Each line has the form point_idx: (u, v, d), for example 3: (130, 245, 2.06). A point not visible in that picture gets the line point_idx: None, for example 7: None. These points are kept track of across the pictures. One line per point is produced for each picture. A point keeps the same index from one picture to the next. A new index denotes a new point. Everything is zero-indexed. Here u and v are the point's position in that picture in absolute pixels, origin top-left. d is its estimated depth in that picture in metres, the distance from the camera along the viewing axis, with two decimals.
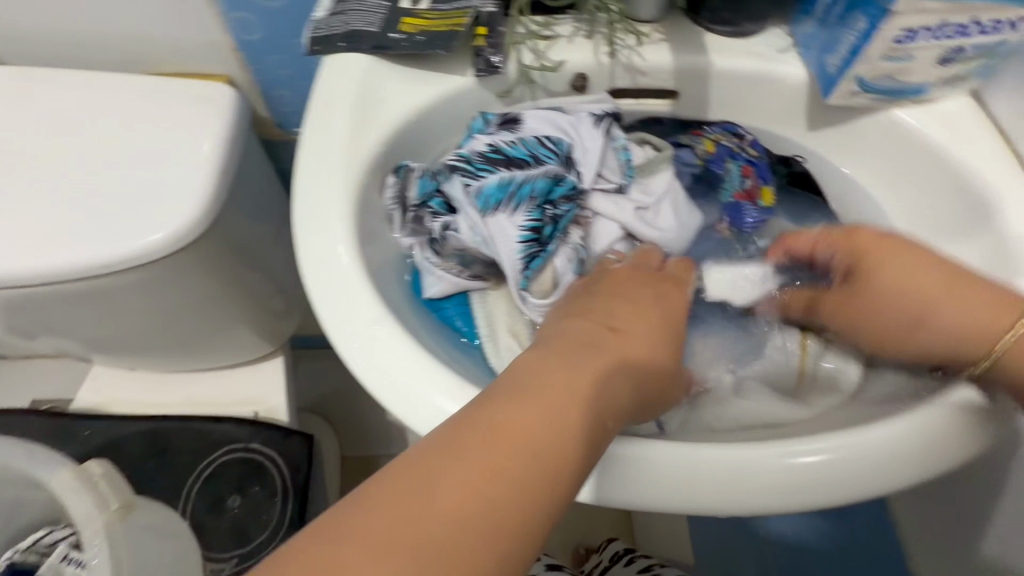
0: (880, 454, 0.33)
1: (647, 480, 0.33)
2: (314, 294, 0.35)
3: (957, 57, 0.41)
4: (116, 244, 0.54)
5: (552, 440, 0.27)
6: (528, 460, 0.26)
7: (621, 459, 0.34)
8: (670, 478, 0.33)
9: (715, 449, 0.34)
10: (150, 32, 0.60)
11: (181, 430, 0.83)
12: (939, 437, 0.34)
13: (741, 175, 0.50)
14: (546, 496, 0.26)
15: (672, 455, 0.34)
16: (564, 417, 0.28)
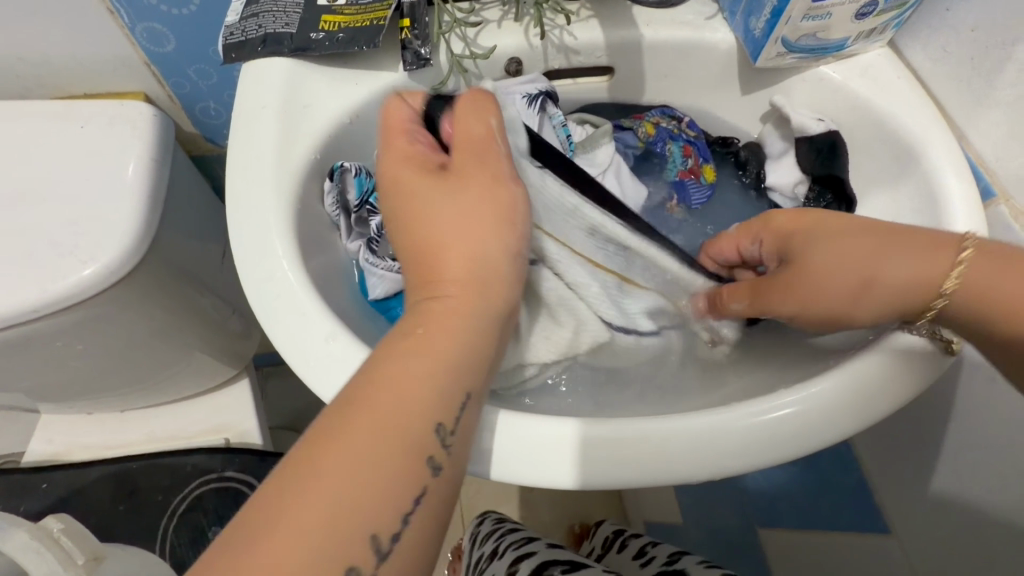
0: (836, 403, 0.35)
1: (617, 457, 0.34)
2: (261, 314, 0.34)
3: (872, 11, 0.42)
4: (42, 285, 0.50)
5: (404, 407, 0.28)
6: (383, 431, 0.27)
7: (589, 441, 0.34)
8: (644, 454, 0.34)
9: (680, 418, 0.35)
10: (50, 53, 0.55)
11: (147, 469, 0.81)
12: (888, 379, 0.35)
13: (684, 155, 0.52)
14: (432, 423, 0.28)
15: (643, 431, 0.34)
16: (408, 367, 0.29)
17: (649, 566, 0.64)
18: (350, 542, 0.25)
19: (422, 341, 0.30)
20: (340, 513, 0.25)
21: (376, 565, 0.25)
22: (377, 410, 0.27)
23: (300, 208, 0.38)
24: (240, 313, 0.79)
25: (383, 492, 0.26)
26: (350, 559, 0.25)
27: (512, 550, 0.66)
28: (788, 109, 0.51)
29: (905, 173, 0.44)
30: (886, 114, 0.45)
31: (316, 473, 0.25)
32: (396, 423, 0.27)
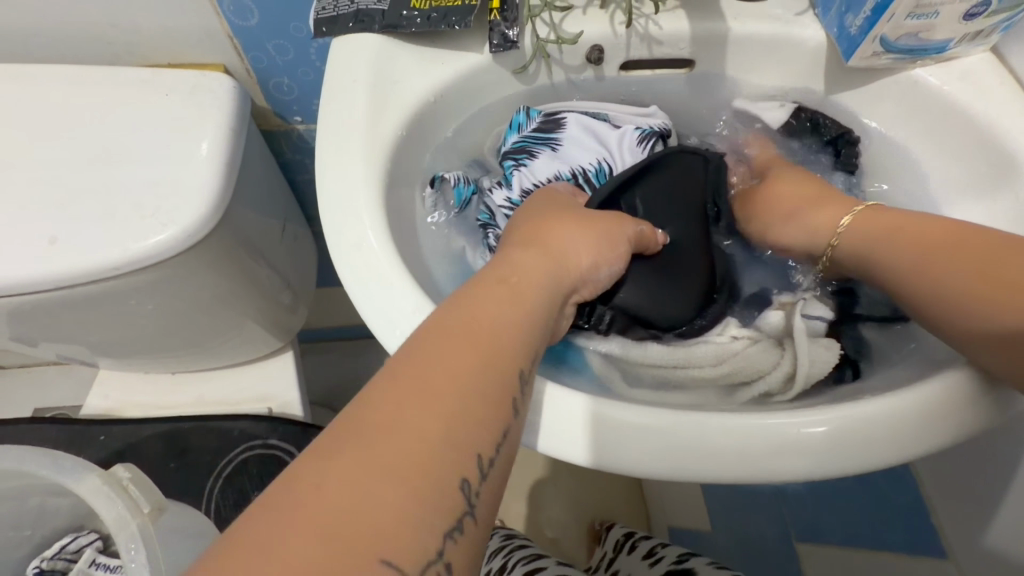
0: (911, 414, 0.33)
1: (656, 448, 0.33)
2: (349, 283, 0.35)
3: (983, 11, 0.41)
4: (124, 243, 0.53)
5: (461, 391, 0.28)
6: (450, 411, 0.27)
7: (618, 426, 0.34)
8: (700, 455, 0.33)
9: (736, 417, 0.34)
10: (142, 22, 0.58)
11: (198, 430, 0.85)
12: (966, 398, 0.34)
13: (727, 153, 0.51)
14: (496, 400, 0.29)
15: (702, 431, 0.33)
16: (516, 321, 0.32)
17: (658, 565, 0.65)
18: (456, 461, 0.26)
19: (467, 331, 0.30)
20: (461, 433, 0.27)
21: (480, 484, 0.26)
22: (440, 390, 0.27)
23: (387, 181, 0.39)
24: (292, 285, 0.81)
25: (494, 430, 0.28)
26: (461, 470, 0.26)
27: (523, 571, 0.64)
28: (873, 113, 0.50)
29: (1000, 186, 0.43)
30: (982, 120, 0.43)
31: (417, 417, 0.26)
32: (464, 389, 0.28)
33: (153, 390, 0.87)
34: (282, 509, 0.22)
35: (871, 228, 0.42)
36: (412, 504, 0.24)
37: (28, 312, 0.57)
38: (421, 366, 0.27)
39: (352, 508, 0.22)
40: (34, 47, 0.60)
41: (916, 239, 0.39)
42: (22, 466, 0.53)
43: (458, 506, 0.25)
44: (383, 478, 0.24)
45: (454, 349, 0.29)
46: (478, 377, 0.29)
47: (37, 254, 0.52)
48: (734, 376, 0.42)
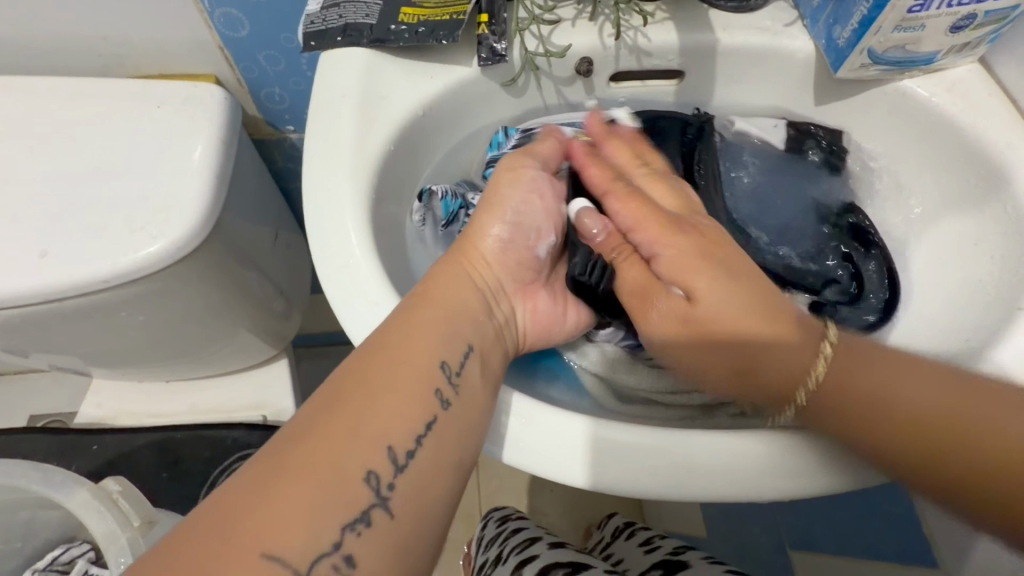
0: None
1: (646, 466, 0.33)
2: (336, 300, 0.35)
3: (969, 24, 0.41)
4: (114, 256, 0.53)
5: (373, 397, 0.31)
6: (360, 416, 0.30)
7: (607, 444, 0.34)
8: (685, 474, 0.33)
9: (725, 435, 0.34)
10: (133, 33, 0.58)
11: (192, 439, 0.85)
12: None
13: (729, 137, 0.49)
14: (412, 406, 0.32)
15: (687, 450, 0.33)
16: (431, 325, 0.35)
17: (653, 553, 0.64)
18: (365, 456, 0.29)
19: (391, 347, 0.33)
20: (371, 435, 0.30)
21: (391, 475, 0.30)
22: (356, 399, 0.31)
23: (374, 196, 0.39)
24: (286, 293, 0.80)
25: (408, 425, 0.31)
26: (366, 464, 0.29)
27: (516, 555, 0.63)
28: (862, 123, 0.50)
29: (987, 198, 0.43)
30: (971, 132, 0.44)
31: (329, 421, 0.30)
32: (379, 395, 0.31)
33: (147, 399, 0.87)
34: (211, 515, 0.26)
35: (866, 367, 0.33)
36: (319, 499, 0.27)
37: (19, 324, 0.56)
38: (342, 384, 0.31)
39: (265, 509, 0.26)
40: (24, 58, 0.60)
41: (852, 417, 0.32)
42: (12, 480, 0.53)
43: (362, 498, 0.29)
44: (293, 483, 0.27)
45: (374, 366, 0.32)
46: (382, 384, 0.32)
47: (25, 267, 0.51)
48: (720, 399, 0.43)
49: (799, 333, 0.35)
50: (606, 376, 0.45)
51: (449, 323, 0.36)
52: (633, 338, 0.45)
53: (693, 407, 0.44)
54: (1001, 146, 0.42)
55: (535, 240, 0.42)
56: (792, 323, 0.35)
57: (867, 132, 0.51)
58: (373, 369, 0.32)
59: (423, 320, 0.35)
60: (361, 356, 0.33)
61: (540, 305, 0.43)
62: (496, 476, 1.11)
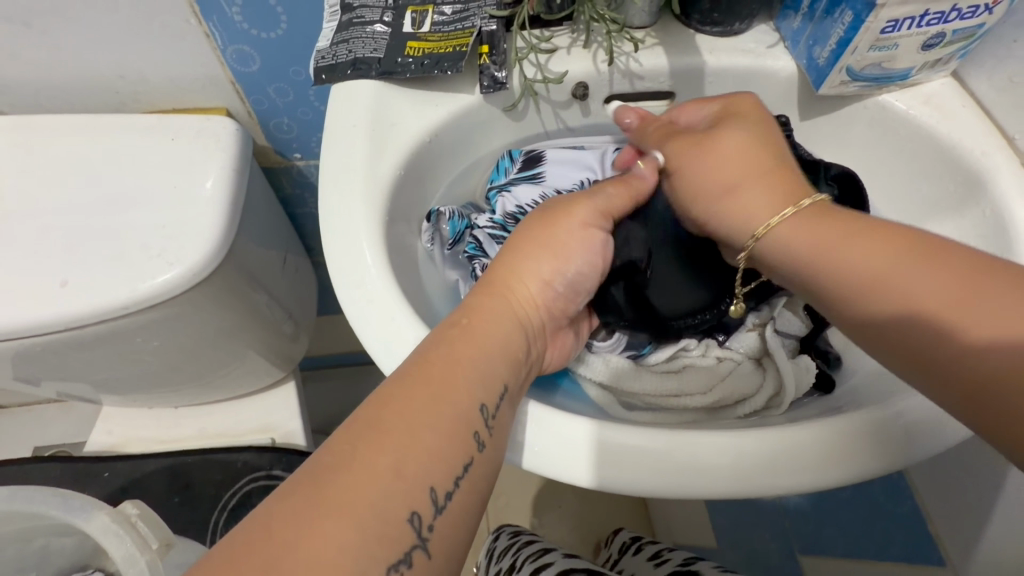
0: (893, 428, 0.35)
1: (656, 468, 0.35)
2: (354, 318, 0.36)
3: (939, 42, 0.44)
4: (132, 284, 0.54)
5: (419, 436, 0.31)
6: (408, 455, 0.30)
7: (618, 447, 0.35)
8: (698, 476, 0.34)
9: (730, 434, 0.35)
10: (147, 71, 0.60)
11: (202, 464, 0.85)
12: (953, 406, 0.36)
13: None
14: (456, 448, 0.32)
15: (699, 451, 0.35)
16: (475, 367, 0.35)
17: (663, 566, 0.64)
18: (410, 494, 0.29)
19: (437, 387, 0.33)
20: (416, 474, 0.30)
21: (432, 515, 0.30)
22: (405, 438, 0.30)
23: (386, 219, 0.41)
24: (293, 316, 0.82)
25: (446, 463, 0.31)
26: (410, 506, 0.29)
27: (530, 563, 0.64)
28: (846, 135, 0.53)
29: (968, 201, 0.45)
30: (948, 141, 0.46)
31: (379, 460, 0.29)
32: (424, 434, 0.31)
33: (156, 425, 0.87)
34: (253, 541, 0.25)
35: (827, 229, 0.35)
36: (363, 539, 0.27)
37: (37, 353, 0.58)
38: (392, 418, 0.31)
39: (310, 549, 0.25)
40: (42, 97, 0.62)
41: (820, 245, 0.35)
42: (32, 505, 0.54)
43: (405, 536, 0.28)
44: (340, 526, 0.26)
45: (419, 405, 0.32)
46: (430, 423, 0.32)
47: (46, 296, 0.53)
48: (721, 402, 0.45)
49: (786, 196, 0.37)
50: (609, 386, 0.46)
51: (495, 362, 0.36)
52: (635, 349, 0.47)
53: (697, 410, 0.45)
54: (976, 155, 0.45)
55: (580, 296, 0.43)
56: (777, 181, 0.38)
57: (850, 143, 0.53)
58: (418, 403, 0.32)
59: (466, 360, 0.35)
60: (408, 394, 0.32)
61: (565, 344, 0.44)
62: (504, 492, 1.12)
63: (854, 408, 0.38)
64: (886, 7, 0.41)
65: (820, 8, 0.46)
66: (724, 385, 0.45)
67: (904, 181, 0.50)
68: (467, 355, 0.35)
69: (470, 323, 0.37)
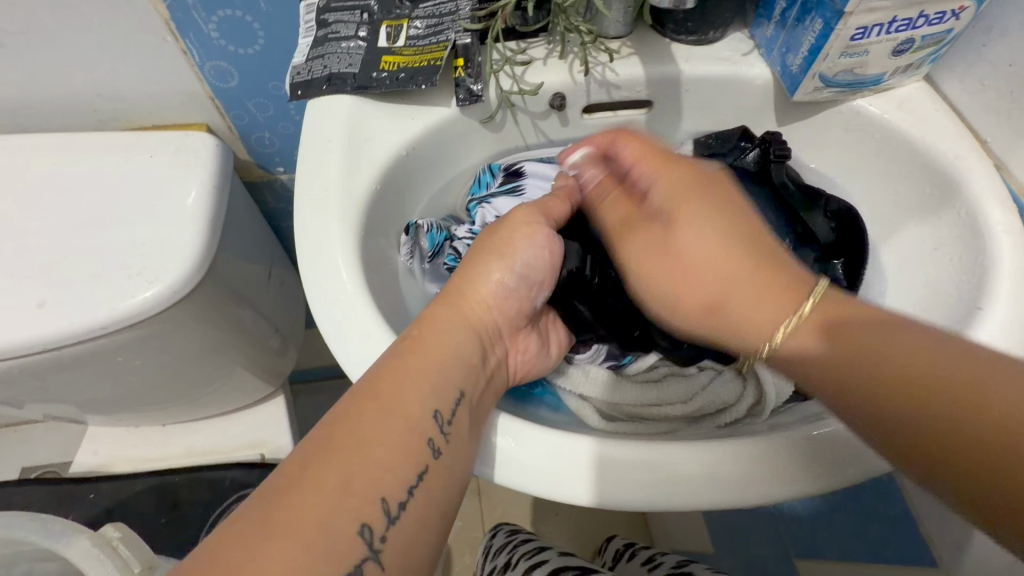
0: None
1: (635, 480, 0.34)
2: (330, 336, 0.36)
3: (909, 48, 0.45)
4: (110, 303, 0.54)
5: (368, 446, 0.31)
6: (355, 465, 0.30)
7: (599, 459, 0.35)
8: (681, 486, 0.34)
9: (710, 443, 0.35)
10: (125, 89, 0.60)
11: (190, 482, 0.84)
12: None
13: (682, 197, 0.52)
14: (408, 456, 0.32)
15: (680, 459, 0.35)
16: (429, 374, 0.35)
17: (657, 571, 0.63)
18: (361, 506, 0.29)
19: (388, 396, 0.33)
20: (367, 485, 0.30)
21: (384, 527, 0.30)
22: (355, 448, 0.30)
23: (363, 235, 0.41)
24: (281, 330, 0.82)
25: (401, 475, 0.31)
26: (360, 519, 0.29)
27: (524, 560, 0.64)
28: (823, 140, 0.53)
29: (944, 204, 0.46)
30: (923, 145, 0.47)
31: (325, 472, 0.29)
32: (376, 444, 0.31)
33: (143, 444, 0.87)
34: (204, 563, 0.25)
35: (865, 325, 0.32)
36: (312, 557, 0.27)
37: (16, 376, 0.57)
38: (341, 432, 0.31)
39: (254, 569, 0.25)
40: (19, 117, 0.62)
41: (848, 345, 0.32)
42: (11, 532, 0.53)
43: (358, 551, 0.28)
44: (287, 541, 0.26)
45: (368, 415, 0.32)
46: (379, 428, 0.32)
47: (22, 318, 0.52)
48: (702, 410, 0.45)
49: (785, 295, 0.35)
50: (588, 396, 0.46)
51: (451, 369, 0.37)
52: (614, 359, 0.48)
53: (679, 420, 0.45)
54: (951, 158, 0.45)
55: (535, 292, 0.43)
56: (779, 265, 0.36)
57: (827, 148, 0.54)
58: (371, 412, 0.32)
59: (419, 371, 0.35)
60: (361, 404, 0.32)
61: (530, 350, 0.44)
62: (499, 501, 1.11)
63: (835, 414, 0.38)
64: (854, 15, 0.41)
65: (792, 16, 0.46)
66: (704, 395, 0.45)
67: (881, 185, 0.50)
68: (420, 364, 0.36)
69: (427, 331, 0.38)
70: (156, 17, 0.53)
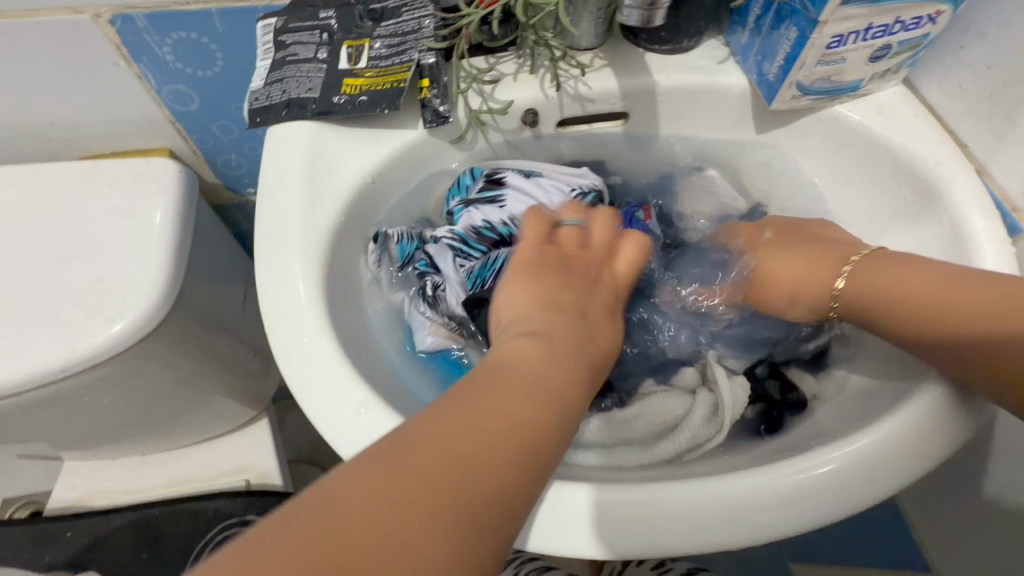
0: (860, 465, 0.34)
1: (622, 526, 0.33)
2: (293, 384, 0.34)
3: (886, 53, 0.43)
4: (72, 344, 0.52)
5: (463, 483, 0.24)
6: (447, 500, 0.23)
7: (586, 504, 0.34)
8: (673, 527, 0.33)
9: (699, 481, 0.34)
10: (81, 116, 0.57)
11: (171, 514, 0.80)
12: (922, 432, 0.36)
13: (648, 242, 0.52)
14: (506, 508, 0.25)
15: (670, 500, 0.33)
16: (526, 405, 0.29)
17: None
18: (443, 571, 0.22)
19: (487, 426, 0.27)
20: (455, 532, 0.23)
21: None
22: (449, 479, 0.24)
23: (328, 272, 0.39)
24: (260, 353, 0.79)
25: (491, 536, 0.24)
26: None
27: None
28: (804, 147, 0.52)
29: (926, 213, 0.45)
30: (904, 152, 0.46)
31: (406, 502, 0.22)
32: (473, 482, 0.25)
33: (124, 475, 0.84)
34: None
35: (891, 280, 0.39)
36: None
37: None
38: (431, 450, 0.25)
39: None
40: None
41: (909, 306, 0.38)
42: None
43: None
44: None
45: (465, 441, 0.26)
46: (494, 475, 0.25)
47: None
48: (660, 434, 0.43)
49: (825, 263, 0.43)
50: None
51: (565, 417, 0.31)
52: None
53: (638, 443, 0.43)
54: (932, 165, 0.44)
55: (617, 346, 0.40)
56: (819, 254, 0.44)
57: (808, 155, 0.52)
58: (469, 439, 0.26)
59: (517, 402, 0.29)
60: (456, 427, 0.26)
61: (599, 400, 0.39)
62: None
63: (822, 445, 0.37)
64: (829, 23, 0.40)
65: (766, 23, 0.45)
66: (659, 408, 0.44)
67: (863, 192, 0.49)
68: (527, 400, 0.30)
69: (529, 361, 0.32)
70: (105, 42, 0.50)
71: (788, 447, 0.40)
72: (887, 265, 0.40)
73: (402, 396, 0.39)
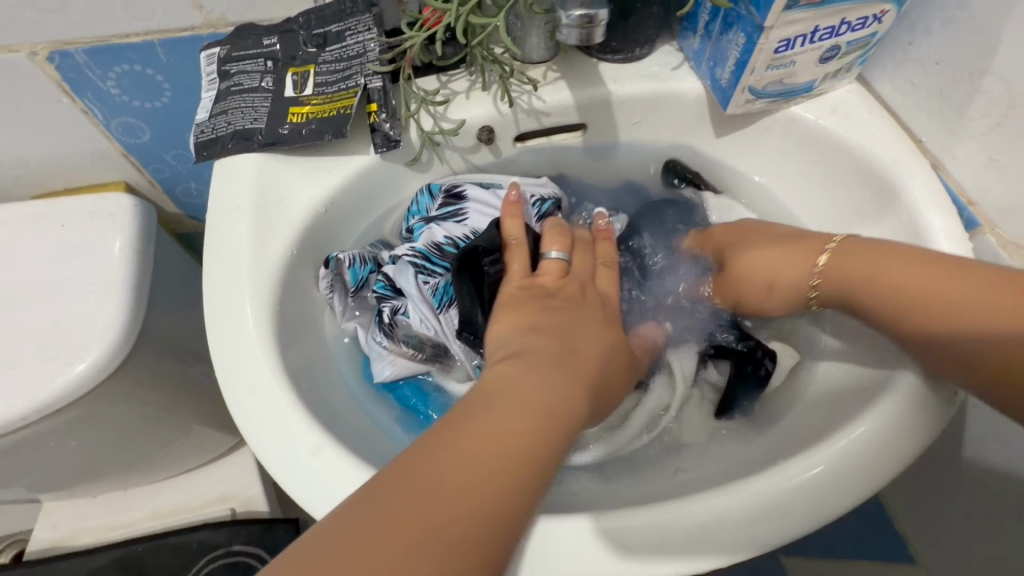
0: (825, 476, 0.34)
1: (587, 560, 0.32)
2: (245, 431, 0.33)
3: (835, 54, 0.43)
4: (30, 391, 0.50)
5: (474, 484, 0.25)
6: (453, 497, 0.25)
7: (550, 540, 0.33)
8: (638, 554, 0.32)
9: (662, 504, 0.34)
10: (29, 154, 0.56)
11: (153, 550, 0.78)
12: (888, 438, 0.35)
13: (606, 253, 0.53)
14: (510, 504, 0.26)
15: (634, 528, 0.33)
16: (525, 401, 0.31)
17: None
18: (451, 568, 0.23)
19: (485, 428, 0.28)
20: (461, 523, 0.24)
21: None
22: (451, 479, 0.25)
23: (279, 309, 0.38)
24: None
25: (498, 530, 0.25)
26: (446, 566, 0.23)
27: None
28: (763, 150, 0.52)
29: (885, 211, 0.45)
30: (860, 150, 0.46)
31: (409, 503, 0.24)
32: (484, 480, 0.26)
33: (105, 513, 0.82)
34: None
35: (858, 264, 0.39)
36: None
37: None
38: (433, 457, 0.26)
39: None
40: None
41: (869, 285, 0.38)
42: None
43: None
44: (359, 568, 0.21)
45: (470, 440, 0.27)
46: (490, 471, 0.26)
47: None
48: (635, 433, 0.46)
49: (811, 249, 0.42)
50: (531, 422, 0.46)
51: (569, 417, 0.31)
52: None
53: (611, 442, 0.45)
54: (887, 163, 0.44)
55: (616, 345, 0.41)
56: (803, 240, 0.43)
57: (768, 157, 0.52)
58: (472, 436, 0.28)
59: (516, 401, 0.30)
60: (462, 432, 0.28)
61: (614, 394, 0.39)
62: None
63: (787, 457, 0.37)
64: (774, 28, 0.40)
65: (715, 27, 0.45)
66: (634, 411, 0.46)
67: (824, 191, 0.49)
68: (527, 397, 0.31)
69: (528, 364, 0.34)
70: (45, 79, 0.49)
71: (760, 459, 0.39)
72: (862, 249, 0.39)
73: (363, 433, 0.38)
